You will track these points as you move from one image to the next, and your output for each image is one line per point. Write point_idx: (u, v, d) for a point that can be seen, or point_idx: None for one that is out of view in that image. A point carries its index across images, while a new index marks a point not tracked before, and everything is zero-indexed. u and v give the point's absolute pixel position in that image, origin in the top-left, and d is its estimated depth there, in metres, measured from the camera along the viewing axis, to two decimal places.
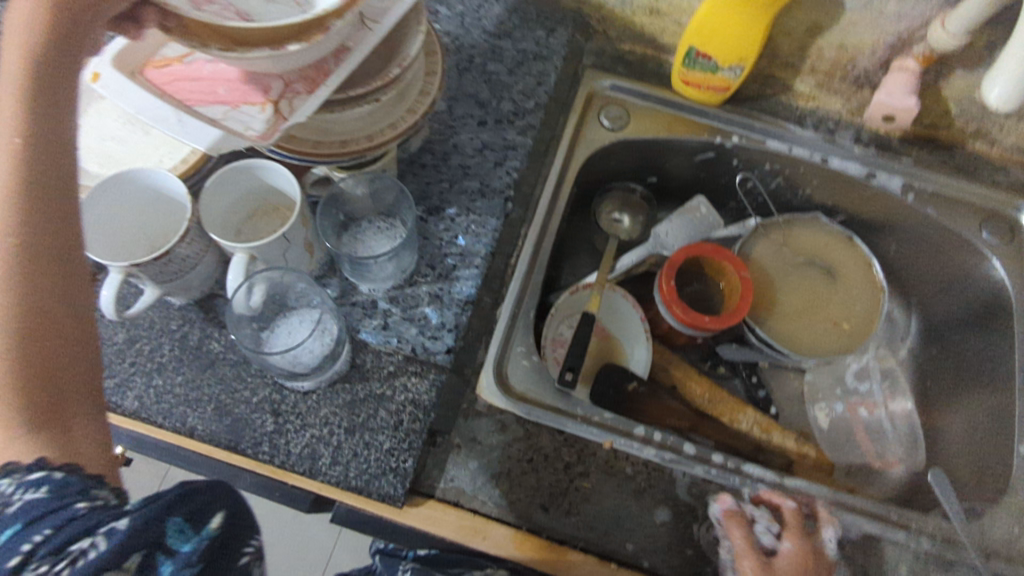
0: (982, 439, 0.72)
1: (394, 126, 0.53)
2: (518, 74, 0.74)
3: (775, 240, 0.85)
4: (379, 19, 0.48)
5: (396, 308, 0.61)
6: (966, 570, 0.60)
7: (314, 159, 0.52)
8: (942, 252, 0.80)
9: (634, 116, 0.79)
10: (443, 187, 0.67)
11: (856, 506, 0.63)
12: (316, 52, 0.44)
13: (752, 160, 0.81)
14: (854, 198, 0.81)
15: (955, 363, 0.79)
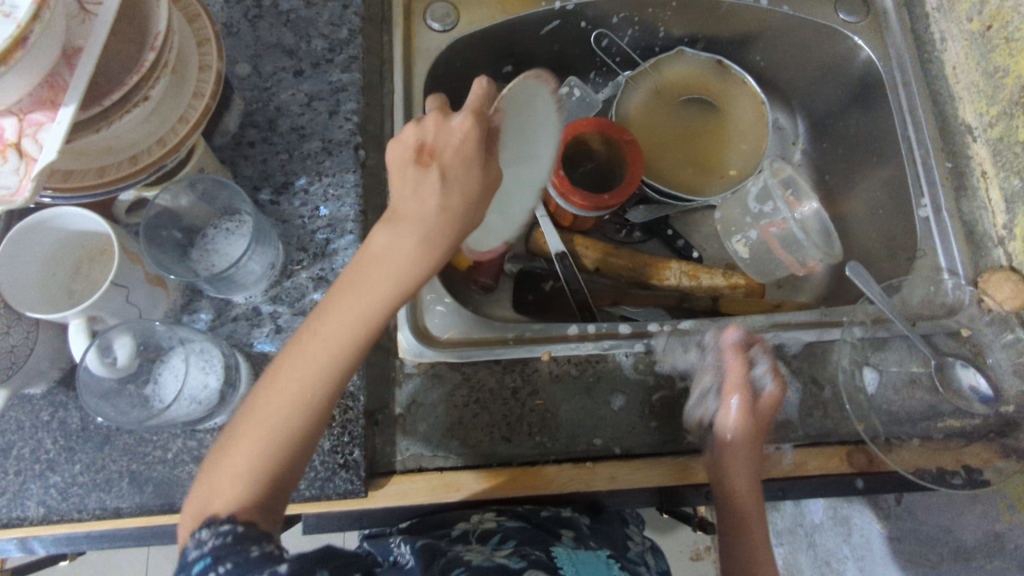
0: (885, 214, 0.74)
1: (186, 118, 0.46)
2: (318, 4, 0.64)
3: (649, 89, 0.80)
4: None
5: (283, 306, 0.56)
6: (900, 342, 0.63)
7: (110, 189, 0.45)
8: (806, 46, 0.78)
9: (463, 9, 0.72)
10: (284, 159, 0.60)
11: (795, 322, 0.64)
12: (31, 65, 0.36)
13: (599, 15, 0.75)
14: (710, 18, 0.78)
15: (846, 150, 0.80)
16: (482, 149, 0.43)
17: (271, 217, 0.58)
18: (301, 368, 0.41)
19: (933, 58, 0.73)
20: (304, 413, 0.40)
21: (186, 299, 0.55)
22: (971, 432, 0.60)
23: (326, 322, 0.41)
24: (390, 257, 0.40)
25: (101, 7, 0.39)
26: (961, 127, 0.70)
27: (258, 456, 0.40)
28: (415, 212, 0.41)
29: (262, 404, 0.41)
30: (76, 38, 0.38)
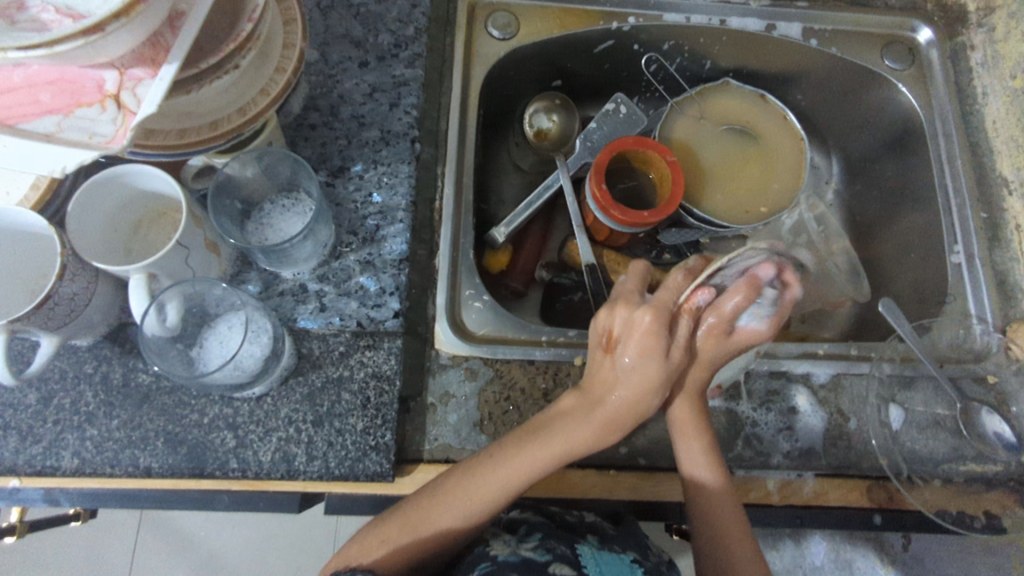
0: (916, 258, 0.75)
1: (266, 91, 0.48)
2: (388, 1, 0.67)
3: (693, 115, 0.82)
4: None
5: (329, 286, 0.57)
6: (927, 382, 0.63)
7: (186, 150, 0.46)
8: (848, 89, 0.80)
9: (524, 20, 0.74)
10: (342, 144, 0.61)
11: (822, 352, 0.64)
12: (145, 23, 0.37)
13: (652, 39, 0.78)
14: (758, 54, 0.80)
15: (881, 193, 0.81)
16: (671, 372, 0.52)
17: (325, 199, 0.60)
18: (479, 490, 0.50)
19: (974, 111, 0.74)
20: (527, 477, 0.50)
21: (237, 269, 0.56)
22: (992, 478, 0.60)
23: (483, 493, 0.50)
24: (574, 428, 0.51)
25: None
26: (998, 179, 0.71)
27: (444, 527, 0.50)
28: (629, 383, 0.51)
29: (439, 508, 0.50)
30: (182, 3, 0.40)
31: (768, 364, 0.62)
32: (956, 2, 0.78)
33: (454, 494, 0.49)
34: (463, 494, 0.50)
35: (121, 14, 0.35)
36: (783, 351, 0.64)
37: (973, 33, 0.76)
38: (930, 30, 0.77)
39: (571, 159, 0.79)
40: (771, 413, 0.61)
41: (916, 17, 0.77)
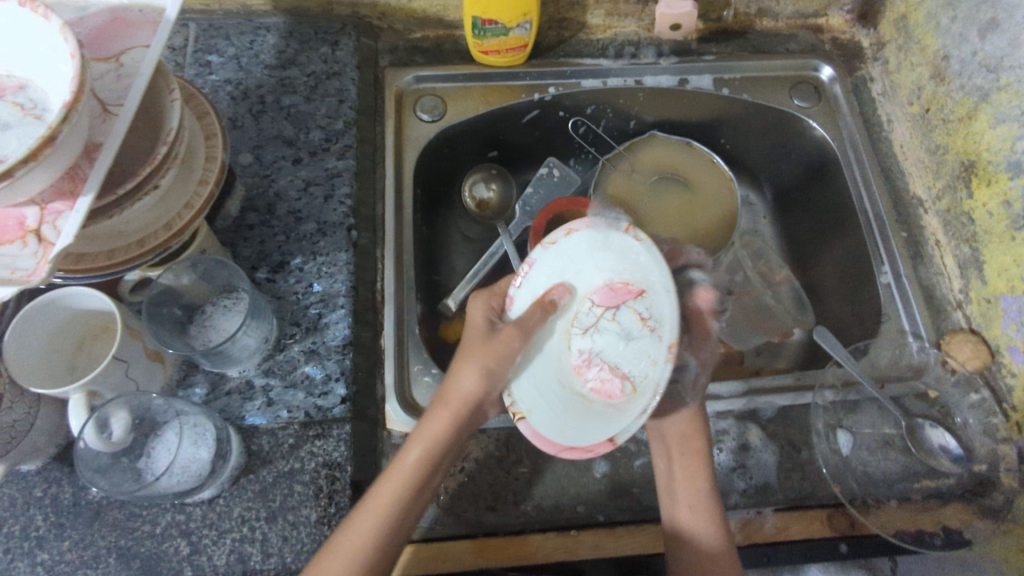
0: (850, 281, 0.77)
1: (191, 204, 0.50)
2: (316, 99, 0.71)
3: (624, 169, 0.87)
4: (120, 99, 0.46)
5: (275, 380, 0.58)
6: (870, 405, 0.65)
7: (115, 270, 0.48)
8: (766, 130, 0.85)
9: (450, 101, 0.78)
10: (280, 240, 0.64)
11: (768, 386, 0.66)
12: (60, 163, 0.40)
13: (575, 105, 0.82)
14: (677, 107, 0.85)
15: (813, 222, 0.84)
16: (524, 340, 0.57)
17: (267, 294, 0.62)
18: (393, 481, 0.53)
19: (882, 138, 0.79)
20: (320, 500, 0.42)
21: (183, 374, 0.57)
22: (946, 493, 0.60)
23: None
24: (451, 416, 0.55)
25: (121, 110, 0.45)
26: (914, 200, 0.74)
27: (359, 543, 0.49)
28: (469, 373, 0.56)
29: (369, 513, 0.51)
30: (98, 136, 0.44)
31: (716, 405, 0.64)
32: (852, 40, 0.83)
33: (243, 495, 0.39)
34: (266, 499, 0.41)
35: (29, 159, 0.37)
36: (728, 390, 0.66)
37: (871, 66, 0.81)
38: (831, 68, 0.81)
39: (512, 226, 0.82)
40: (722, 453, 0.62)
41: (817, 57, 0.83)
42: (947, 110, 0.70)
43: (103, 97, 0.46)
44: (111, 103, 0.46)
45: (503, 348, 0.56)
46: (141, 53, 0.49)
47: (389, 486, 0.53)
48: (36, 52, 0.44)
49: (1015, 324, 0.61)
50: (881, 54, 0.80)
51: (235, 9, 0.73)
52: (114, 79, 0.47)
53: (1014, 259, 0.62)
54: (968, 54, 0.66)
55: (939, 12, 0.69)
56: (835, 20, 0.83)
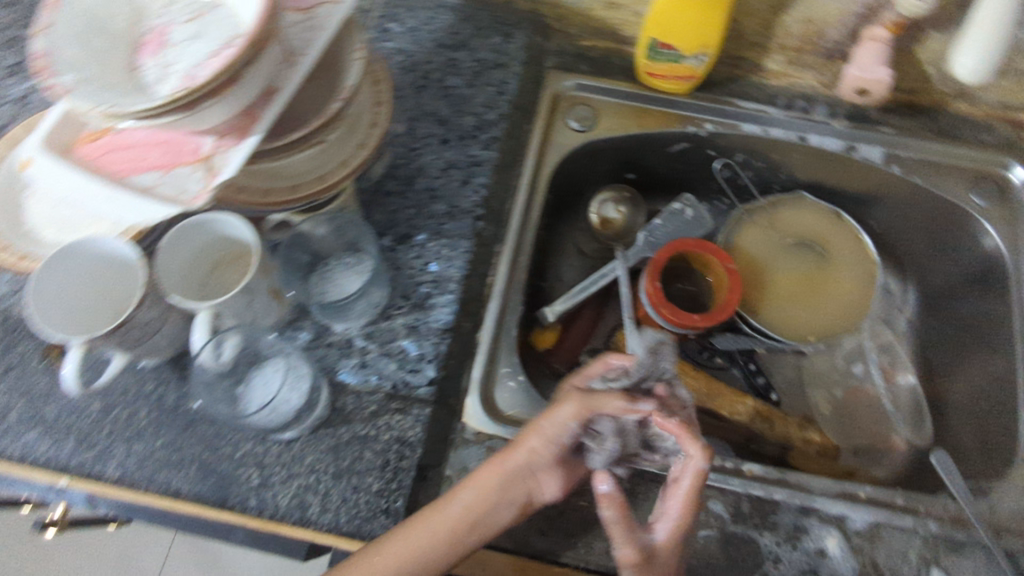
0: (986, 408, 0.70)
1: (346, 164, 0.52)
2: (477, 86, 0.72)
3: (761, 223, 0.82)
4: (305, 47, 0.47)
5: (373, 345, 0.60)
6: (978, 551, 0.58)
7: (267, 208, 0.50)
8: (929, 220, 0.78)
9: (603, 113, 0.76)
10: (410, 213, 0.66)
11: (863, 495, 0.61)
12: (234, 101, 0.42)
13: (728, 146, 0.78)
14: (836, 174, 0.79)
15: (959, 324, 0.77)
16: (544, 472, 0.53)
17: (385, 261, 0.64)
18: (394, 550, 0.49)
19: None
20: (467, 532, 0.51)
21: (294, 317, 0.60)
22: None
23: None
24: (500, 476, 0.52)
25: (303, 59, 0.46)
26: None
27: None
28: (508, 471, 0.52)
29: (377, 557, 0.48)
30: (277, 80, 0.45)
31: (801, 498, 0.60)
32: None
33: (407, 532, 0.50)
34: (417, 527, 0.50)
35: (213, 92, 0.40)
36: (817, 488, 0.61)
37: None
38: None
39: (631, 253, 0.80)
40: (795, 550, 0.58)
41: (1012, 156, 0.74)
42: None
43: (292, 44, 0.47)
44: (295, 50, 0.47)
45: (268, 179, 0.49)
46: (332, 7, 0.49)
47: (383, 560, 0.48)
48: None
49: None
50: None
51: None
52: (306, 28, 0.48)
53: None
54: None
55: None
56: None
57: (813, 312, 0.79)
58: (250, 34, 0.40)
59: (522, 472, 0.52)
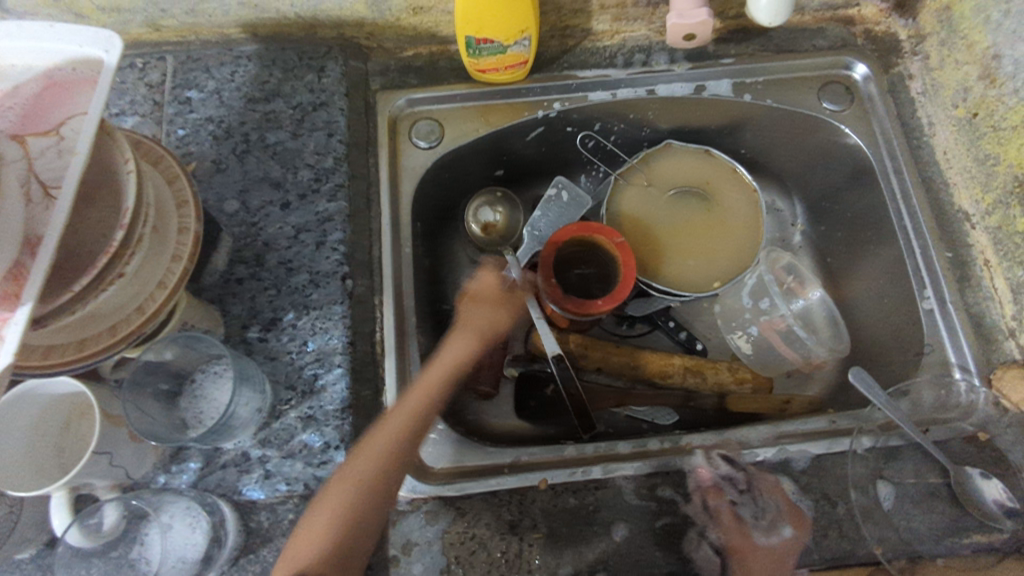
0: (889, 304, 0.71)
1: (164, 284, 0.46)
2: (304, 134, 0.65)
3: (639, 184, 0.80)
4: (60, 179, 0.40)
5: (272, 450, 0.55)
6: (912, 450, 0.60)
7: (89, 363, 0.44)
8: (792, 135, 0.78)
9: (448, 122, 0.72)
10: (271, 295, 0.60)
11: (795, 432, 0.62)
12: None
13: (584, 118, 0.76)
14: (695, 115, 0.77)
15: (844, 228, 0.78)
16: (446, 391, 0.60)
17: (259, 355, 0.58)
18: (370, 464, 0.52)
19: (923, 145, 0.71)
20: (401, 450, 0.54)
21: (175, 448, 0.55)
22: (1002, 547, 0.55)
23: (315, 528, 0.49)
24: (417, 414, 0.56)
25: (63, 193, 0.40)
26: (958, 214, 0.67)
27: (322, 529, 0.49)
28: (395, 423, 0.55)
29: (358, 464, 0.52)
30: (36, 227, 0.39)
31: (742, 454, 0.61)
32: (888, 32, 0.75)
33: (355, 457, 0.52)
34: (366, 452, 0.53)
35: None
36: (755, 438, 0.63)
37: (910, 61, 0.73)
38: (865, 65, 0.73)
39: (521, 253, 0.77)
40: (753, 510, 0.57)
41: (850, 53, 0.74)
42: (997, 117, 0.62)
43: (45, 177, 0.41)
44: (49, 185, 0.40)
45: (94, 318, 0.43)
46: (81, 121, 0.42)
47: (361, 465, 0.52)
48: None
49: None
50: (920, 47, 0.72)
51: (214, 38, 0.68)
52: (56, 154, 0.41)
53: None
54: None
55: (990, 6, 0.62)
56: (868, 10, 0.74)
57: (703, 261, 0.77)
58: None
59: (420, 412, 0.57)
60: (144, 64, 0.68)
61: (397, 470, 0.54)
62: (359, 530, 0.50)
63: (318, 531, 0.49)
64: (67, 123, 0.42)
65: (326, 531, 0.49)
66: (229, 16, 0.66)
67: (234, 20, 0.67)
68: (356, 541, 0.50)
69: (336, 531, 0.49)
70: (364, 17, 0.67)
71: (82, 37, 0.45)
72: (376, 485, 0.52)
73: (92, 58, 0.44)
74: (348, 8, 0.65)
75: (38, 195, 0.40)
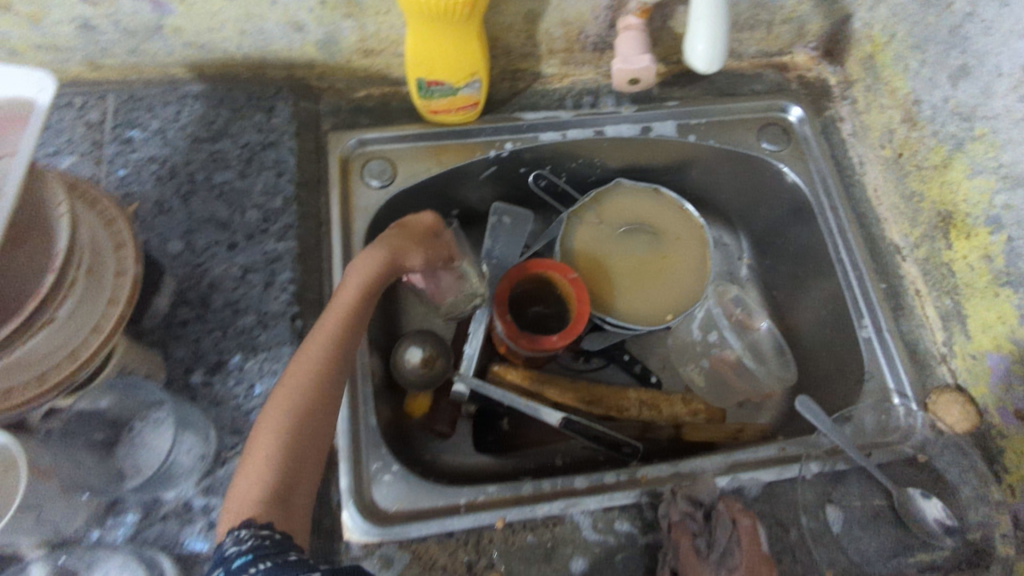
0: (830, 333, 0.74)
1: (98, 329, 0.45)
2: (252, 174, 0.65)
3: (591, 222, 0.81)
4: None
5: (216, 499, 0.53)
6: (858, 474, 0.62)
7: (15, 411, 0.43)
8: (734, 173, 0.81)
9: (399, 162, 0.72)
10: (217, 337, 0.59)
11: (747, 460, 0.63)
12: None
13: (535, 158, 0.77)
14: (643, 154, 0.80)
15: (788, 261, 0.81)
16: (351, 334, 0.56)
17: (203, 401, 0.56)
18: (285, 403, 0.51)
19: (855, 181, 0.75)
20: (325, 378, 0.53)
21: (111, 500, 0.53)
22: (946, 565, 0.56)
23: (247, 498, 0.47)
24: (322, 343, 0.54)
25: None
26: (890, 246, 0.71)
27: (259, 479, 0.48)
28: (305, 361, 0.54)
29: (272, 413, 0.51)
30: None
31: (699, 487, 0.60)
32: (819, 78, 0.79)
33: (270, 409, 0.51)
34: (282, 398, 0.52)
35: None
36: (708, 468, 0.63)
37: (841, 104, 0.77)
38: (800, 108, 0.78)
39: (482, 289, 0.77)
40: None
41: (785, 97, 0.79)
42: (920, 156, 0.67)
43: None
44: None
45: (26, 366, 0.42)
46: (7, 164, 0.41)
47: (274, 413, 0.51)
48: None
49: (1003, 384, 0.60)
50: (849, 92, 0.77)
51: (157, 77, 0.67)
52: None
53: (999, 316, 0.60)
54: (938, 99, 0.63)
55: (908, 55, 0.66)
56: (801, 57, 0.79)
57: (641, 297, 0.78)
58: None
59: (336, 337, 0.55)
60: (84, 102, 0.66)
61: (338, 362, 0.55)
62: (307, 462, 0.50)
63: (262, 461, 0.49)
64: None
65: (269, 460, 0.49)
66: (174, 57, 0.65)
67: (179, 60, 0.66)
68: (303, 469, 0.50)
69: (272, 474, 0.48)
70: (315, 58, 0.67)
71: (15, 78, 0.43)
72: (303, 424, 0.51)
73: (22, 99, 0.43)
74: (298, 49, 0.66)
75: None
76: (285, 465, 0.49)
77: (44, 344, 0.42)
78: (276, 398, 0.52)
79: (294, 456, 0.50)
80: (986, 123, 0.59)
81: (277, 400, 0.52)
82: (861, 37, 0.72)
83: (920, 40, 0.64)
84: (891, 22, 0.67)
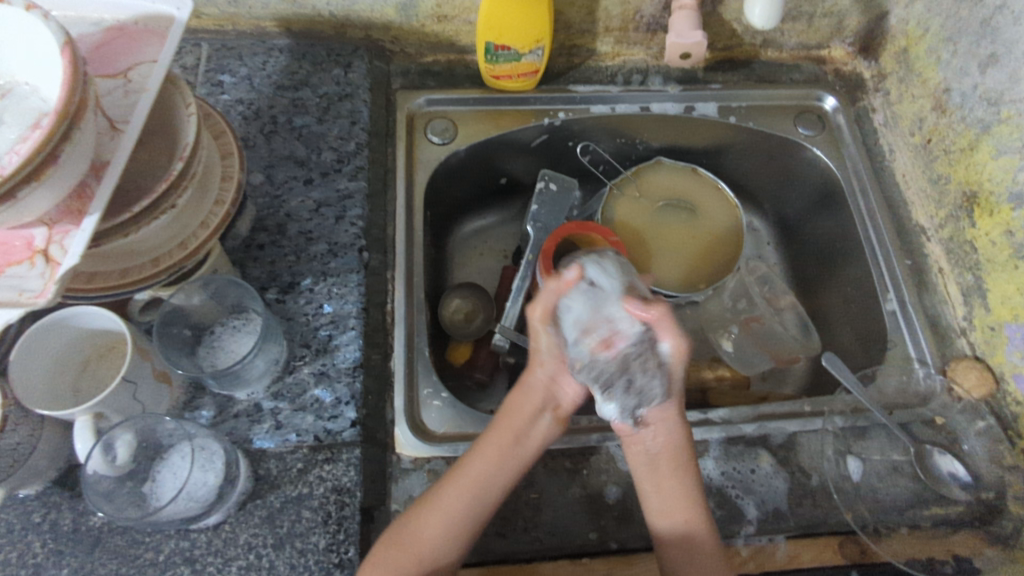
0: (856, 309, 0.77)
1: (206, 224, 0.50)
2: (329, 120, 0.70)
3: (631, 194, 0.86)
4: (128, 114, 0.44)
5: (284, 403, 0.58)
6: (880, 431, 0.66)
7: (129, 289, 0.48)
8: (770, 157, 0.85)
9: (460, 123, 0.78)
10: (290, 261, 0.63)
11: (777, 412, 0.66)
12: (63, 185, 0.38)
13: (583, 130, 0.82)
14: (685, 134, 0.85)
15: (817, 243, 0.84)
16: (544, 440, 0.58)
17: (276, 315, 0.61)
18: (464, 484, 0.54)
19: (886, 168, 0.79)
20: (506, 463, 0.55)
21: (190, 396, 0.57)
22: (956, 521, 0.61)
23: (420, 541, 0.52)
24: (510, 427, 0.56)
25: (128, 126, 0.43)
26: (916, 228, 0.75)
27: (432, 544, 0.52)
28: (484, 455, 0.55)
29: (459, 481, 0.54)
30: (104, 153, 0.42)
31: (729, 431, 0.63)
32: (854, 72, 0.85)
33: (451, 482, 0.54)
34: (462, 476, 0.54)
35: (32, 177, 0.36)
36: (737, 416, 0.65)
37: (873, 96, 0.82)
38: (834, 98, 0.83)
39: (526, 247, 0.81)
40: (745, 472, 0.62)
41: (822, 87, 0.84)
42: (948, 141, 0.71)
43: (112, 112, 0.44)
44: (117, 119, 0.44)
45: (145, 248, 0.47)
46: (149, 68, 0.46)
47: (461, 483, 0.54)
48: (32, 54, 0.41)
49: (1019, 352, 0.63)
50: (882, 85, 0.82)
51: (248, 29, 0.73)
52: (123, 92, 0.45)
53: (1017, 287, 0.63)
54: (968, 86, 0.68)
55: (940, 47, 0.71)
56: (838, 52, 0.85)
57: (676, 267, 0.83)
58: (59, 108, 0.37)
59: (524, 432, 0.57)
60: (181, 49, 0.72)
61: (512, 457, 0.56)
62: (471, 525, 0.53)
63: (429, 535, 0.52)
64: (135, 67, 0.47)
65: (436, 540, 0.52)
66: (267, 10, 0.71)
67: (270, 14, 0.72)
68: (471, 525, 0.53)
69: (447, 540, 0.52)
70: (392, 20, 0.73)
71: None
72: (482, 497, 0.54)
73: (165, 16, 0.50)
74: (379, 10, 0.72)
75: (105, 128, 0.43)
76: (466, 516, 0.53)
77: (163, 229, 0.46)
78: (458, 476, 0.55)
79: (472, 512, 0.53)
80: (1012, 106, 0.64)
81: (462, 473, 0.54)
82: (897, 32, 0.78)
83: (952, 32, 0.70)
84: (925, 16, 0.72)
